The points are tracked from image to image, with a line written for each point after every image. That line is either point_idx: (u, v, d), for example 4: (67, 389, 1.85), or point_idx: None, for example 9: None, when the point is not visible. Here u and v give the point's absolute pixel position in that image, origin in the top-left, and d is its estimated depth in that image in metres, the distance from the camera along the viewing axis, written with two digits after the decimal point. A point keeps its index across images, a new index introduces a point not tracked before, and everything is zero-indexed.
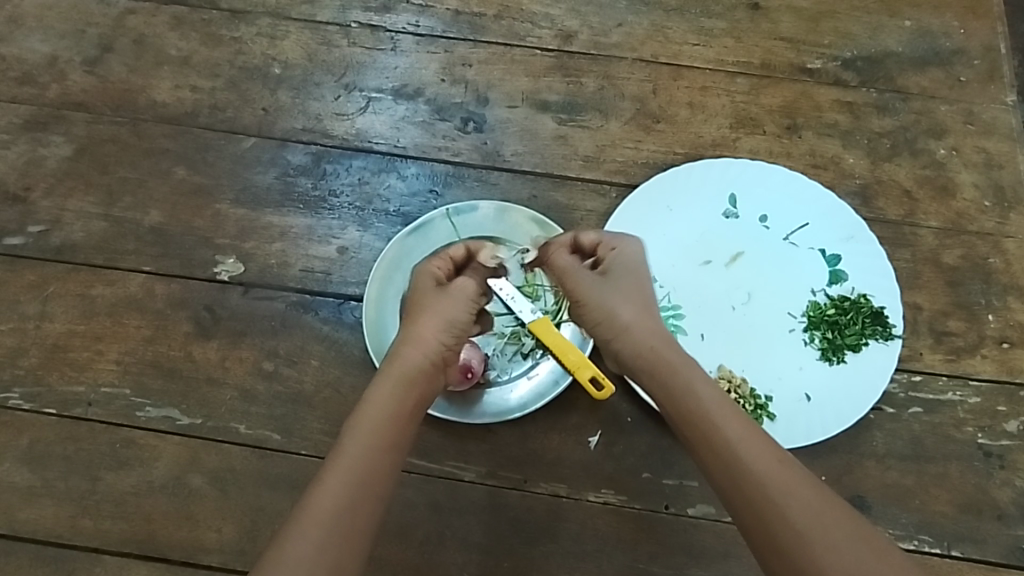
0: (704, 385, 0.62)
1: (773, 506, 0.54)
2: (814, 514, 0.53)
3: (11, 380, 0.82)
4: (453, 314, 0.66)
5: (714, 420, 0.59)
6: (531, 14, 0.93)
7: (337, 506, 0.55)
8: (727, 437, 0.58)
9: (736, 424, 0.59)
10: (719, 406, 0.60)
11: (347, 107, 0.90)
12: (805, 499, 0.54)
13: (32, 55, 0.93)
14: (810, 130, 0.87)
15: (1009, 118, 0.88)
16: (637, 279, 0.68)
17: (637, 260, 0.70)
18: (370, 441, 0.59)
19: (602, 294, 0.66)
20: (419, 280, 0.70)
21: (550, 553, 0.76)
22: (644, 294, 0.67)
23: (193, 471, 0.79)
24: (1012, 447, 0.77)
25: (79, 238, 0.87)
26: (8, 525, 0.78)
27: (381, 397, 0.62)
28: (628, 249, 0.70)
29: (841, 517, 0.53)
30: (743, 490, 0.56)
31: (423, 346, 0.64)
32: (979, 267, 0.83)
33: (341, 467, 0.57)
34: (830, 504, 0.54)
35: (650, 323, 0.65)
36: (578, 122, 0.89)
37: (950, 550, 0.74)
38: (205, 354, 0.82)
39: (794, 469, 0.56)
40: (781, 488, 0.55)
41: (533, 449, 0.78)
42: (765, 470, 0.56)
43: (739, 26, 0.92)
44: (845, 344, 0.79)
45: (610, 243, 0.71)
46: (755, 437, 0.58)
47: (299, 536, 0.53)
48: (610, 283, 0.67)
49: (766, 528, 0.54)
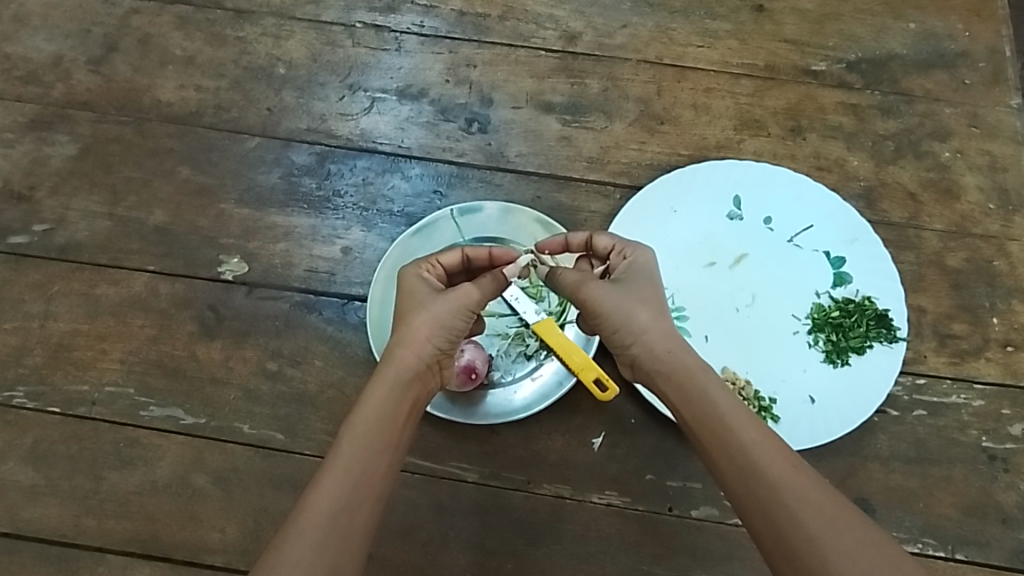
0: (720, 389, 0.61)
1: (788, 509, 0.54)
2: (825, 518, 0.53)
3: (15, 379, 0.82)
4: (447, 318, 0.65)
5: (728, 424, 0.59)
6: (535, 15, 0.93)
7: (334, 505, 0.55)
8: (742, 440, 0.58)
9: (751, 427, 0.59)
10: (736, 410, 0.60)
11: (351, 107, 0.91)
12: (819, 503, 0.54)
13: (37, 54, 0.93)
14: (813, 132, 0.87)
15: (1013, 121, 0.87)
16: (650, 283, 0.68)
17: (652, 265, 0.69)
18: (368, 441, 0.59)
19: (618, 297, 0.66)
20: (406, 281, 0.68)
21: (553, 555, 0.76)
22: (657, 297, 0.67)
23: (196, 470, 0.79)
24: (1016, 451, 0.77)
25: (84, 238, 0.87)
26: (11, 524, 0.78)
27: (374, 399, 0.61)
28: (643, 254, 0.70)
29: (855, 522, 0.53)
30: (758, 493, 0.56)
31: (415, 347, 0.63)
32: (982, 269, 0.82)
33: (338, 468, 0.57)
34: (844, 508, 0.54)
35: (665, 326, 0.65)
36: (581, 123, 0.89)
37: (954, 553, 0.74)
38: (208, 354, 0.82)
39: (809, 475, 0.56)
40: (795, 491, 0.55)
41: (536, 450, 0.78)
42: (780, 473, 0.56)
43: (743, 28, 0.92)
44: (849, 346, 0.79)
45: (623, 247, 0.71)
46: (770, 441, 0.58)
47: (296, 536, 0.54)
48: (626, 287, 0.67)
49: (781, 530, 0.54)
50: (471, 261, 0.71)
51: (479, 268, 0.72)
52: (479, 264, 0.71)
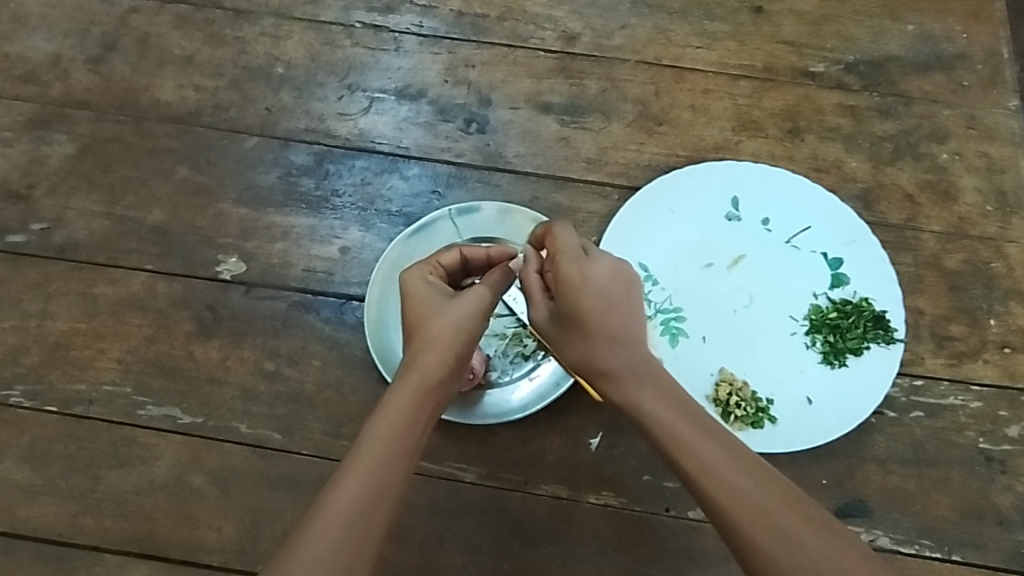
0: (670, 412, 0.60)
1: (744, 537, 0.54)
2: (781, 538, 0.53)
3: (12, 378, 0.82)
4: (465, 322, 0.64)
5: (678, 451, 0.59)
6: (533, 16, 0.93)
7: (353, 509, 0.55)
8: (691, 469, 0.58)
9: (701, 448, 0.58)
10: (685, 434, 0.59)
11: (350, 107, 0.91)
12: (774, 525, 0.54)
13: (35, 54, 0.93)
14: (811, 134, 0.88)
15: (1011, 123, 0.87)
16: (577, 307, 0.62)
17: (585, 278, 0.62)
18: (389, 446, 0.59)
19: (555, 331, 0.65)
20: (412, 286, 0.66)
21: (550, 555, 0.76)
22: (590, 324, 0.62)
23: (194, 470, 0.79)
24: (1013, 453, 0.77)
25: (82, 237, 0.87)
26: (9, 523, 0.78)
27: (398, 404, 0.61)
28: (572, 266, 0.63)
29: (811, 538, 0.53)
30: (716, 521, 0.56)
31: (440, 354, 0.63)
32: (980, 271, 0.83)
33: (359, 472, 0.57)
34: (799, 522, 0.54)
35: (609, 354, 0.62)
36: (579, 124, 0.89)
37: (950, 555, 0.75)
38: (206, 353, 0.82)
39: (763, 492, 0.56)
40: (747, 515, 0.54)
41: (533, 451, 0.78)
42: (733, 497, 0.56)
43: (742, 29, 0.92)
44: (846, 347, 0.79)
45: (559, 252, 0.64)
46: (722, 460, 0.57)
47: (312, 540, 0.54)
48: (559, 318, 0.64)
49: (740, 559, 0.54)
50: (468, 260, 0.70)
51: (476, 266, 0.71)
52: (477, 263, 0.70)
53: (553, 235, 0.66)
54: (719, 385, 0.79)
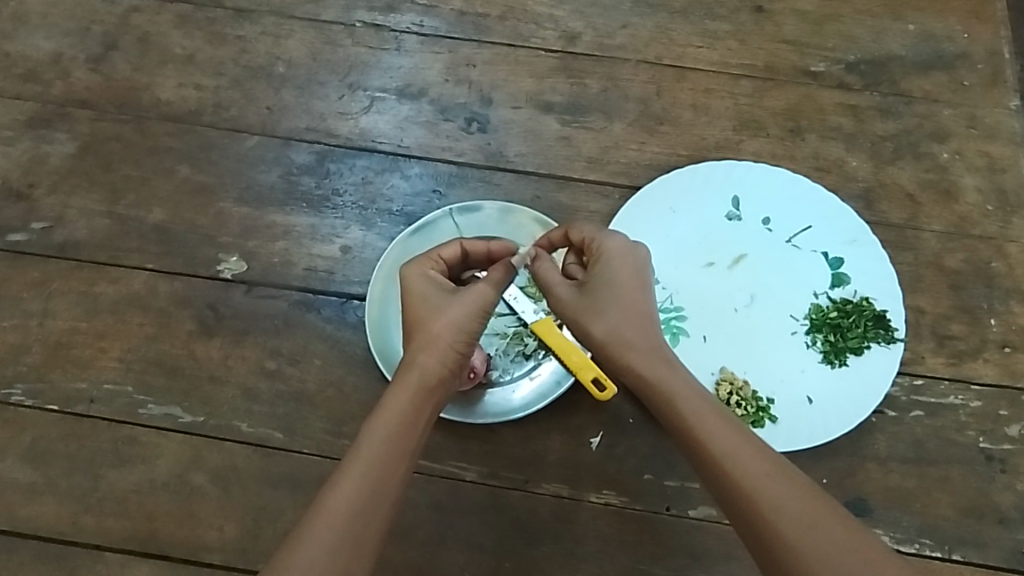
0: (690, 398, 0.60)
1: (766, 523, 0.54)
2: (804, 526, 0.53)
3: (13, 377, 0.82)
4: (465, 321, 0.63)
5: (698, 436, 0.59)
6: (534, 15, 0.93)
7: (351, 509, 0.56)
8: (714, 452, 0.58)
9: (722, 435, 0.58)
10: (706, 420, 0.59)
11: (351, 107, 0.91)
12: (798, 509, 0.54)
13: (36, 52, 0.93)
14: (812, 133, 0.88)
15: (1012, 122, 0.88)
16: (615, 277, 0.64)
17: (626, 253, 0.65)
18: (388, 447, 0.59)
19: (578, 303, 0.64)
20: (412, 281, 0.66)
21: (551, 554, 0.76)
22: (621, 298, 0.63)
23: (195, 469, 0.79)
24: (1013, 452, 0.77)
25: (83, 235, 0.87)
26: (10, 522, 0.78)
27: (396, 404, 0.61)
28: (614, 241, 0.65)
29: (833, 528, 0.53)
30: (736, 507, 0.56)
31: (439, 353, 0.62)
32: (980, 271, 0.83)
33: (357, 472, 0.57)
34: (822, 510, 0.54)
35: (636, 329, 0.63)
36: (580, 123, 0.89)
37: (951, 554, 0.75)
38: (207, 352, 0.83)
39: (786, 477, 0.56)
40: (771, 498, 0.55)
41: (534, 450, 0.78)
42: (755, 483, 0.56)
43: (743, 28, 0.92)
44: (847, 347, 0.79)
45: (591, 236, 0.67)
46: (744, 445, 0.58)
47: (310, 539, 0.54)
48: (588, 287, 0.64)
49: (761, 545, 0.54)
50: (468, 254, 0.70)
51: (476, 261, 0.71)
52: (476, 257, 0.70)
53: (573, 225, 0.69)
54: (719, 384, 0.79)
